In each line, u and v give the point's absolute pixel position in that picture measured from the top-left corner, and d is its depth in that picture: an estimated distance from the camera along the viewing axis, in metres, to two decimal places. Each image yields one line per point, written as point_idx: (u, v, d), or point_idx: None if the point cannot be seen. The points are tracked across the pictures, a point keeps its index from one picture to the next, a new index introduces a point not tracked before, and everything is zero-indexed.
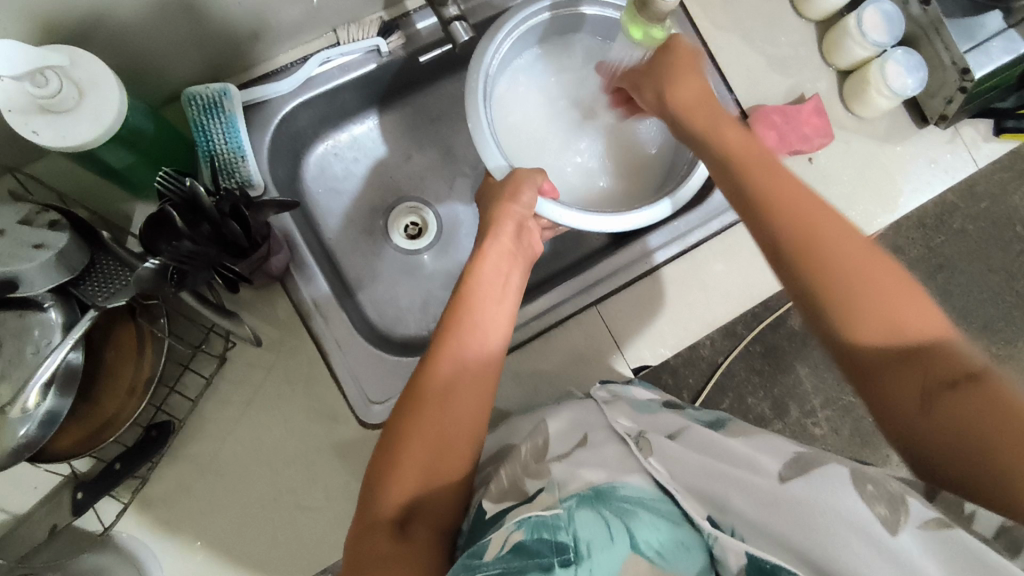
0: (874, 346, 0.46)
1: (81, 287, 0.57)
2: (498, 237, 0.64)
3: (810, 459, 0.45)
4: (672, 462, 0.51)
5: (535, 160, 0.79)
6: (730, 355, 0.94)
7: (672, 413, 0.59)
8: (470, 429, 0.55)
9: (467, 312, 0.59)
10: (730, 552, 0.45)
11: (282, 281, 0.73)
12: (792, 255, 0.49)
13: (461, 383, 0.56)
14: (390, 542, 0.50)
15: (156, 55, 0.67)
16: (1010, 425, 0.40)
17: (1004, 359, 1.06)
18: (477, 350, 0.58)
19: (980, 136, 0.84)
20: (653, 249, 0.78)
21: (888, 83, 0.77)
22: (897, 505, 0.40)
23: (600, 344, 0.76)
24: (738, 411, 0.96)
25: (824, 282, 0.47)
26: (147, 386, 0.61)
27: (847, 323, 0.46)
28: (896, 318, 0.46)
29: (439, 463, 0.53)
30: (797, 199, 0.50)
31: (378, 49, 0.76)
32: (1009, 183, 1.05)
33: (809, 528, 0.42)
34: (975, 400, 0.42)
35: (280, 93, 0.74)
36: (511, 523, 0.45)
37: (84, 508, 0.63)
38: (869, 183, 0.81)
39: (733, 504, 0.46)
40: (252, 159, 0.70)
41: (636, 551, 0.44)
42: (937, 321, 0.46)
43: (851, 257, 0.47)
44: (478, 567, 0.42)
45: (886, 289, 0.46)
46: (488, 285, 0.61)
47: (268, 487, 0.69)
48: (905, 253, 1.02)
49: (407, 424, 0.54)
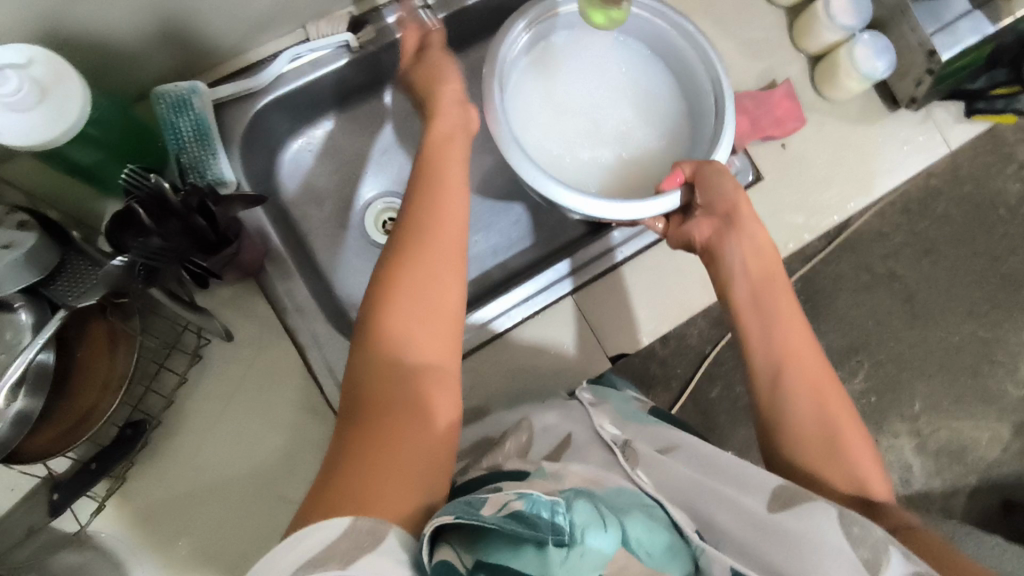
0: (829, 471, 0.53)
1: (51, 288, 0.57)
2: (443, 114, 0.68)
3: (794, 491, 0.47)
4: (661, 474, 0.52)
5: (561, 157, 0.79)
6: (718, 344, 0.94)
7: (663, 425, 0.59)
8: (452, 288, 0.56)
9: (431, 178, 0.62)
10: (715, 564, 0.44)
11: (259, 278, 0.73)
12: (793, 366, 0.56)
13: (432, 245, 0.56)
14: (391, 390, 0.50)
15: (123, 54, 0.67)
16: (948, 557, 0.45)
17: (991, 342, 1.06)
18: (442, 203, 0.59)
19: (952, 116, 0.85)
20: (614, 245, 0.78)
21: (857, 66, 0.78)
22: (879, 551, 0.42)
23: (580, 333, 0.76)
24: (726, 401, 0.96)
25: (809, 419, 0.54)
26: (120, 383, 0.61)
27: (813, 461, 0.53)
28: (852, 470, 0.52)
29: (428, 318, 0.54)
30: (802, 331, 0.58)
31: (349, 44, 0.77)
32: (991, 166, 1.06)
33: (796, 554, 0.43)
34: (913, 537, 0.47)
35: (252, 90, 0.74)
36: (513, 488, 0.40)
37: (61, 508, 0.62)
38: (844, 166, 0.82)
39: (720, 520, 0.48)
40: (223, 155, 0.70)
41: (627, 548, 0.42)
42: (881, 477, 0.53)
43: (833, 407, 0.55)
44: (475, 516, 0.38)
45: (853, 443, 0.53)
46: (452, 165, 0.63)
47: (251, 480, 0.69)
48: (890, 239, 1.03)
49: (389, 282, 0.54)
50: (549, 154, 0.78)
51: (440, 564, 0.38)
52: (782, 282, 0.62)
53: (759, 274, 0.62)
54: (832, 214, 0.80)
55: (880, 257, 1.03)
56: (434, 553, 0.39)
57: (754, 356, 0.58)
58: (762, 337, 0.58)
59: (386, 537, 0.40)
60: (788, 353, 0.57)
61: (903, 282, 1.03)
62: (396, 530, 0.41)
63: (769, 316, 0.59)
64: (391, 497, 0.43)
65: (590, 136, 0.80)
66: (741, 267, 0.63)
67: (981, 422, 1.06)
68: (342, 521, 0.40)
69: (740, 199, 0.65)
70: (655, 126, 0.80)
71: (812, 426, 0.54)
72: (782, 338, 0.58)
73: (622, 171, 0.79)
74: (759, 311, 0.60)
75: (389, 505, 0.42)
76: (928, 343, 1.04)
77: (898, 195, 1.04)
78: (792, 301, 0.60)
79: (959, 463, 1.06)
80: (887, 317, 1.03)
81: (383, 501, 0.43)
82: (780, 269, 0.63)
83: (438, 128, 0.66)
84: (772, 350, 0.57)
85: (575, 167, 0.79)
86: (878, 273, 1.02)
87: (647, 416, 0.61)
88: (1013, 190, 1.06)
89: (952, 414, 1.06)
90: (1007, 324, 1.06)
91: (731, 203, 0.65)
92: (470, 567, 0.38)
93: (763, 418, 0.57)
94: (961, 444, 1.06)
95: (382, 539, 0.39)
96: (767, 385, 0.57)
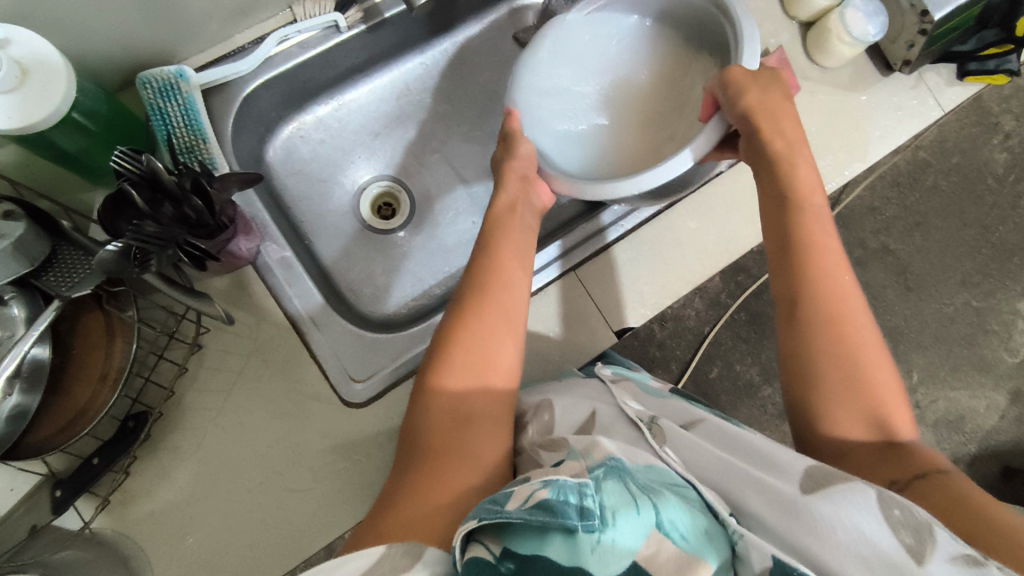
0: (848, 412, 0.50)
1: (42, 278, 0.55)
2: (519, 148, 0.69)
3: (828, 470, 0.43)
4: (687, 450, 0.49)
5: (629, 148, 0.77)
6: (716, 324, 0.92)
7: (681, 399, 0.56)
8: (507, 346, 0.57)
9: (495, 228, 0.65)
10: (754, 551, 0.40)
11: (255, 265, 0.72)
12: (816, 296, 0.54)
13: (488, 296, 0.59)
14: (449, 436, 0.52)
15: (102, 38, 0.65)
16: (977, 507, 0.41)
17: (984, 312, 1.06)
18: (496, 252, 0.63)
19: (943, 80, 0.85)
20: (604, 227, 0.77)
21: (849, 30, 0.78)
22: (923, 535, 0.38)
23: (581, 309, 0.75)
24: (726, 381, 0.95)
25: (831, 355, 0.51)
26: (119, 374, 0.60)
27: (830, 396, 0.50)
28: (874, 407, 0.50)
29: (484, 377, 0.56)
30: (833, 259, 0.56)
31: (337, 25, 0.76)
32: (978, 138, 1.04)
33: (824, 537, 0.39)
34: (940, 485, 0.44)
35: (240, 74, 0.73)
36: (538, 479, 0.40)
37: (64, 506, 0.61)
38: (838, 133, 0.81)
39: (749, 505, 0.44)
40: (213, 140, 0.68)
41: (660, 530, 0.40)
42: (907, 422, 0.50)
43: (855, 341, 0.52)
44: (500, 513, 0.38)
45: (877, 379, 0.50)
46: (513, 228, 0.65)
47: (257, 471, 0.67)
48: (881, 213, 1.01)
49: (449, 329, 0.57)
50: (567, 123, 0.76)
51: (471, 559, 0.39)
52: (814, 204, 0.59)
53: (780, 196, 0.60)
54: (827, 182, 0.80)
55: (872, 232, 1.01)
56: (466, 551, 0.40)
57: (779, 289, 0.56)
58: (782, 272, 0.57)
59: (423, 556, 0.42)
60: (808, 285, 0.54)
61: (895, 255, 1.01)
62: (433, 550, 0.42)
63: (796, 240, 0.57)
64: (425, 527, 0.44)
65: (602, 98, 0.78)
66: (768, 192, 0.61)
67: (977, 391, 1.06)
68: (374, 552, 0.41)
69: (755, 109, 0.62)
70: (688, 72, 0.77)
71: (838, 363, 0.51)
72: (813, 272, 0.55)
73: (682, 130, 0.75)
74: (786, 247, 0.57)
75: (425, 537, 0.44)
76: (923, 315, 1.03)
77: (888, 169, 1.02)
78: (830, 235, 0.57)
79: (958, 433, 1.06)
80: (882, 291, 1.01)
81: (409, 530, 0.44)
82: (813, 191, 0.60)
83: (499, 201, 0.68)
84: (793, 285, 0.55)
85: (646, 145, 0.76)
86: (871, 247, 1.00)
87: (666, 391, 0.59)
88: (1000, 160, 1.05)
89: (949, 383, 1.05)
90: (1000, 294, 1.05)
91: (749, 117, 0.62)
92: (498, 556, 0.39)
93: (784, 358, 0.54)
94: (959, 415, 1.07)
95: (422, 554, 0.42)
96: (784, 323, 0.55)
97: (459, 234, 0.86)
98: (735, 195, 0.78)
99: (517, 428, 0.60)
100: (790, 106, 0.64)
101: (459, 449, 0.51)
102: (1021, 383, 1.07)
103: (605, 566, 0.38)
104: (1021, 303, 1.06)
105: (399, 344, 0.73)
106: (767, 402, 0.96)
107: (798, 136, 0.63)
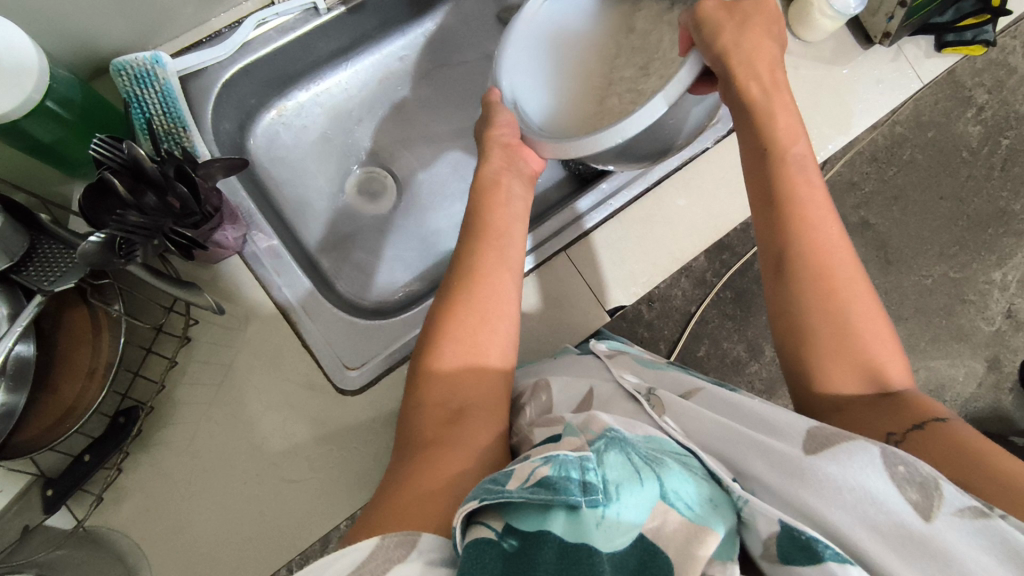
0: (841, 369, 0.51)
1: (24, 274, 0.53)
2: (498, 119, 0.68)
3: (831, 431, 0.43)
4: (688, 418, 0.49)
5: (604, 107, 0.76)
6: (702, 303, 0.84)
7: (677, 369, 0.56)
8: (500, 330, 0.57)
9: (484, 207, 0.64)
10: (760, 516, 0.40)
11: (242, 255, 0.71)
12: (805, 252, 0.54)
13: (479, 276, 0.59)
14: (444, 425, 0.51)
15: (76, 23, 0.63)
16: (979, 455, 0.42)
17: (962, 283, 1.05)
18: (486, 233, 0.62)
19: (922, 52, 0.86)
20: (583, 212, 0.77)
21: (830, 4, 0.77)
22: (929, 489, 0.39)
23: (572, 289, 0.75)
24: (715, 359, 0.85)
25: (819, 312, 0.52)
26: (107, 370, 0.58)
27: (824, 353, 0.51)
28: (867, 361, 0.50)
29: (477, 363, 0.55)
30: (822, 212, 0.56)
31: (316, 7, 0.75)
32: (952, 111, 1.02)
33: (831, 497, 0.40)
34: (941, 435, 0.44)
35: (218, 59, 0.72)
36: (538, 456, 0.41)
37: (55, 506, 0.60)
38: (820, 107, 0.82)
39: (752, 470, 0.44)
40: (193, 128, 0.67)
41: (664, 501, 0.40)
42: (902, 374, 0.51)
43: (846, 296, 0.52)
44: (502, 492, 0.38)
45: (865, 330, 0.51)
46: (497, 209, 0.64)
47: (251, 464, 0.66)
48: (859, 188, 1.00)
49: (442, 311, 0.57)
50: (545, 90, 0.75)
51: (472, 542, 0.38)
52: (801, 160, 0.59)
53: (765, 155, 0.59)
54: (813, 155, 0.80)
55: (851, 207, 1.00)
56: (467, 534, 0.39)
57: (768, 247, 0.57)
58: (769, 231, 0.57)
59: (417, 545, 0.40)
60: (796, 240, 0.55)
61: (875, 230, 1.01)
62: (428, 536, 0.41)
63: (784, 197, 0.57)
64: (424, 511, 0.44)
65: (585, 72, 0.78)
66: (754, 152, 0.61)
67: (956, 360, 1.07)
68: (368, 542, 0.40)
69: (731, 48, 0.61)
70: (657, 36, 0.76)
71: (831, 319, 0.52)
72: (800, 226, 0.55)
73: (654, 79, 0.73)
74: (772, 208, 0.57)
75: (422, 524, 0.43)
76: (903, 287, 1.03)
77: (865, 143, 1.00)
78: (816, 190, 0.57)
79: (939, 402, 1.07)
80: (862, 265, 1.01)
81: (408, 516, 0.43)
82: (798, 147, 0.59)
83: (482, 173, 0.67)
84: (779, 242, 0.56)
85: (620, 97, 0.75)
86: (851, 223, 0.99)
87: (663, 363, 0.59)
88: (974, 133, 1.03)
89: (929, 353, 1.06)
90: (976, 264, 1.06)
91: (725, 61, 0.61)
92: (500, 534, 0.38)
93: (777, 319, 0.55)
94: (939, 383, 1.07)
95: (416, 542, 0.40)
96: (772, 281, 0.56)
97: (446, 218, 0.85)
98: (721, 172, 0.79)
99: (513, 409, 0.59)
100: (767, 43, 0.63)
101: (455, 436, 0.50)
102: (997, 351, 1.09)
103: (610, 542, 0.39)
104: (996, 273, 1.06)
105: (391, 330, 0.72)
106: (755, 378, 0.87)
107: (776, 80, 0.62)
